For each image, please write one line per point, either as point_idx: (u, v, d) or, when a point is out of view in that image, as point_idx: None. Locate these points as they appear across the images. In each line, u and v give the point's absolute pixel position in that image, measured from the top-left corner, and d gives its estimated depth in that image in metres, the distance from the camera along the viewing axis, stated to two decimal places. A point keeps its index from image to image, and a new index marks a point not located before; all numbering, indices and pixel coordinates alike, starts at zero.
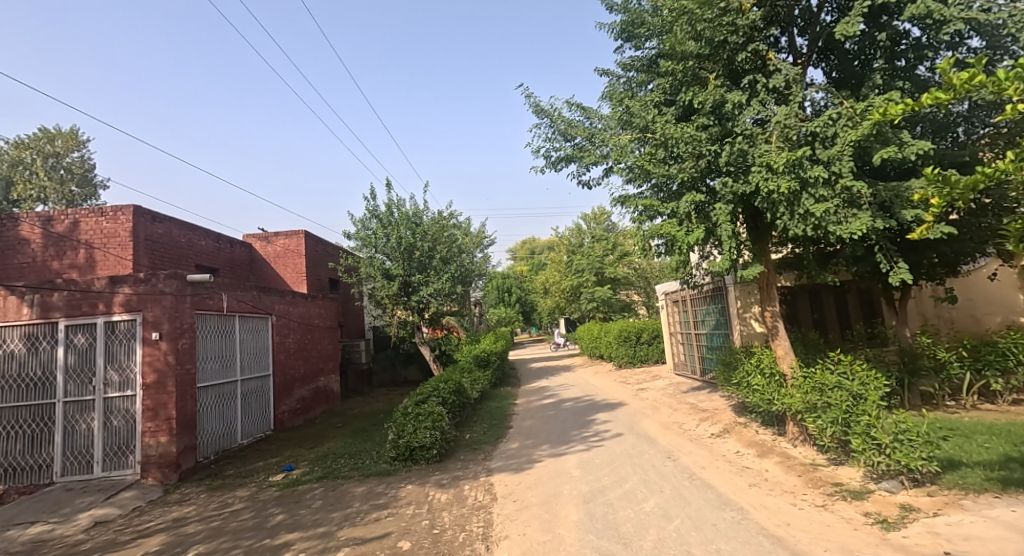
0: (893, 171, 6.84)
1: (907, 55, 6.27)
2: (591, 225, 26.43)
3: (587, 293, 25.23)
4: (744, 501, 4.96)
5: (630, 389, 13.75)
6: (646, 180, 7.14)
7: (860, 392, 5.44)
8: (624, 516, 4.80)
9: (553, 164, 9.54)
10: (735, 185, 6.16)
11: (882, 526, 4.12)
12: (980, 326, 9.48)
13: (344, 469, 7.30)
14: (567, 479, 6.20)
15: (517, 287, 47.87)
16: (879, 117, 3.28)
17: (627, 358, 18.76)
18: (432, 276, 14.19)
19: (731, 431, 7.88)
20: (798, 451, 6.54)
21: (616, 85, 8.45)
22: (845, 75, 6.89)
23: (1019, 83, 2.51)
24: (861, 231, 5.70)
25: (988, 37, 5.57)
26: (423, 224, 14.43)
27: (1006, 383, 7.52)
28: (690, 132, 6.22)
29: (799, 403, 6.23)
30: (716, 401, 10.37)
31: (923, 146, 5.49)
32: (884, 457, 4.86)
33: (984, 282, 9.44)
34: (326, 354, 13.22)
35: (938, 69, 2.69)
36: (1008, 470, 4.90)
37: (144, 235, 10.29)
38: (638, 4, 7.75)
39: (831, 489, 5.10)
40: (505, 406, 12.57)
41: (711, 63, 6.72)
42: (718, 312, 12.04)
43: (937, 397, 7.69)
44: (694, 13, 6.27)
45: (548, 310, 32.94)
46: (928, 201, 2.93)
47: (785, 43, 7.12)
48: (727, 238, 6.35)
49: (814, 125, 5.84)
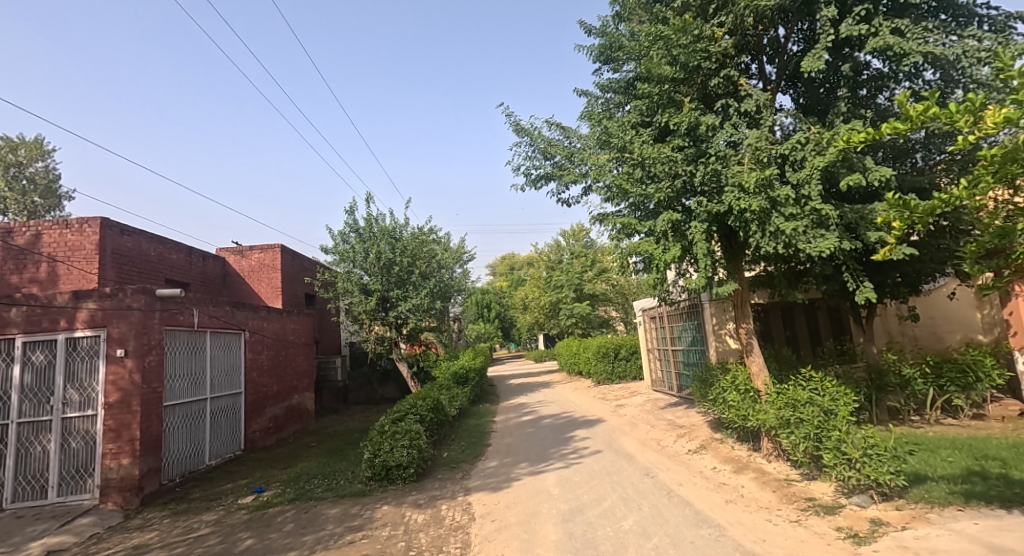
0: (858, 194, 7.13)
1: (869, 85, 6.59)
2: (570, 242, 26.64)
3: (566, 309, 25.36)
4: (721, 518, 4.98)
5: (608, 405, 13.77)
6: (624, 199, 7.27)
7: (830, 408, 5.57)
8: (603, 534, 4.77)
9: (532, 181, 9.64)
10: (709, 205, 6.31)
11: (853, 541, 4.18)
12: (941, 343, 9.86)
13: (317, 490, 7.10)
14: (546, 498, 6.15)
15: (496, 302, 47.79)
16: (843, 144, 3.42)
17: (605, 375, 18.82)
18: (410, 292, 14.08)
19: (708, 447, 7.96)
20: (773, 466, 6.63)
21: (594, 106, 8.63)
22: (812, 102, 7.18)
23: (971, 116, 2.65)
24: (829, 250, 5.88)
25: (943, 70, 5.88)
26: (403, 240, 14.36)
27: (967, 398, 7.78)
28: (666, 153, 6.38)
29: (772, 418, 6.33)
30: (693, 417, 10.46)
31: (885, 172, 5.73)
32: (854, 471, 4.96)
33: (944, 300, 9.82)
34: (301, 371, 12.94)
35: (896, 101, 2.83)
36: (971, 484, 5.05)
37: (111, 249, 9.98)
38: (616, 29, 7.99)
39: (805, 504, 5.17)
40: (484, 423, 12.45)
41: (685, 87, 6.93)
42: (694, 328, 12.21)
43: (903, 412, 7.91)
44: (670, 38, 6.47)
45: (528, 326, 32.95)
46: (891, 225, 3.05)
47: (755, 70, 7.41)
48: (702, 255, 6.49)
49: (783, 148, 6.06)
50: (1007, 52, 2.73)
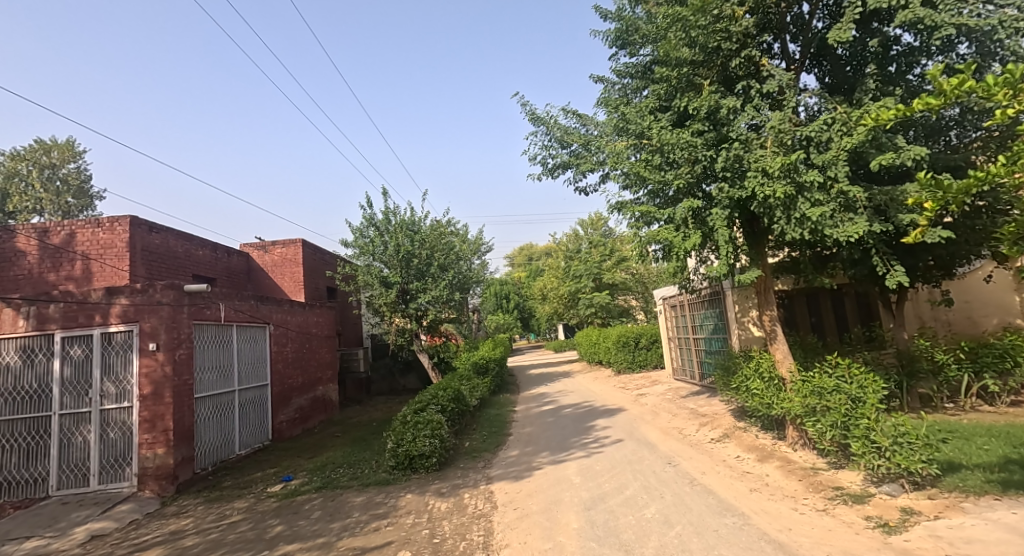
0: (888, 175, 6.89)
1: (899, 61, 6.33)
2: (589, 231, 26.50)
3: (585, 298, 25.31)
4: (745, 506, 4.94)
5: (630, 394, 13.72)
6: (642, 186, 7.20)
7: (858, 395, 5.43)
8: (625, 523, 4.77)
9: (549, 170, 9.58)
10: (731, 190, 6.21)
11: (883, 530, 4.11)
12: (976, 327, 9.52)
13: (343, 478, 7.25)
14: (568, 487, 6.17)
15: (515, 293, 47.83)
16: (871, 122, 3.30)
17: (626, 364, 18.72)
18: (429, 284, 14.17)
19: (731, 436, 7.88)
20: (798, 455, 6.54)
21: (611, 92, 8.51)
22: (837, 80, 6.94)
23: (1009, 88, 2.52)
24: (858, 234, 5.71)
25: (978, 42, 5.60)
26: (421, 232, 14.43)
27: (1003, 384, 7.55)
28: (685, 139, 6.27)
29: (797, 407, 6.22)
30: (715, 406, 10.36)
31: (918, 151, 5.54)
32: (884, 460, 4.87)
33: (980, 284, 9.48)
34: (325, 363, 13.20)
35: (929, 76, 2.71)
36: (1008, 472, 4.89)
37: (141, 246, 10.27)
38: (633, 12, 7.84)
39: (832, 493, 5.09)
40: (504, 413, 12.53)
41: (705, 69, 6.78)
42: (716, 316, 12.05)
43: (936, 399, 7.70)
44: (688, 19, 6.29)
45: (547, 316, 32.95)
46: (923, 205, 2.92)
47: (778, 49, 7.19)
48: (724, 243, 6.39)
49: (808, 130, 5.86)
50: None
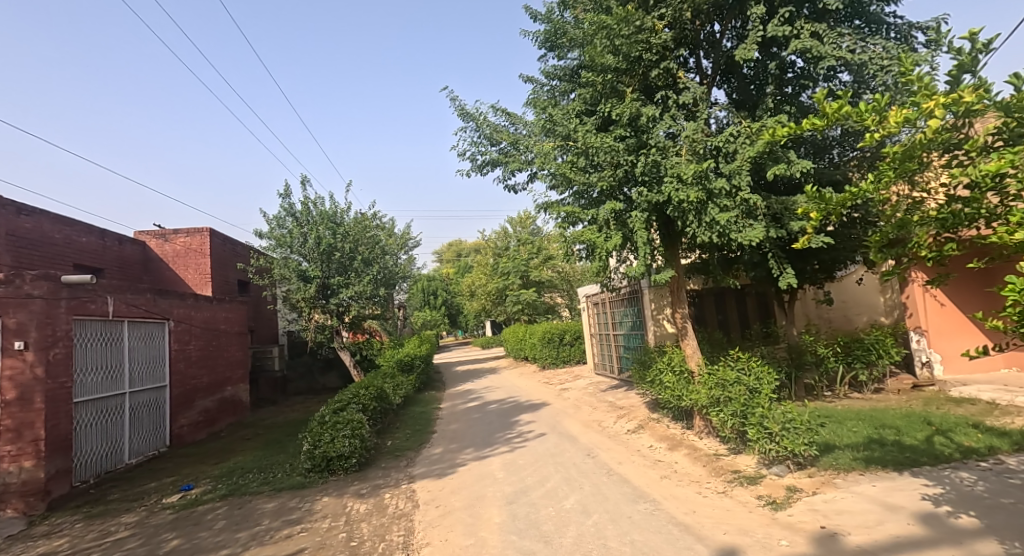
0: (783, 186, 7.61)
1: (794, 83, 6.96)
2: (517, 229, 26.97)
3: (512, 295, 25.64)
4: (656, 493, 5.25)
5: (553, 389, 14.09)
6: (568, 187, 7.45)
7: (755, 387, 5.95)
8: (545, 514, 4.90)
9: (478, 167, 9.56)
10: (650, 195, 6.55)
11: (771, 507, 4.55)
12: (851, 323, 10.77)
13: (252, 484, 6.82)
14: (491, 482, 6.22)
15: (443, 289, 47.38)
16: (769, 139, 3.58)
17: (550, 360, 19.16)
18: (352, 278, 13.63)
19: (645, 427, 8.33)
20: (703, 443, 7.05)
21: (540, 93, 8.65)
22: (744, 97, 7.52)
23: (876, 115, 2.79)
24: (757, 239, 6.24)
25: (855, 73, 6.31)
26: (344, 224, 13.86)
27: (870, 374, 8.62)
28: (608, 143, 6.53)
29: (703, 398, 6.68)
30: (632, 399, 10.90)
31: (807, 165, 6.14)
32: (774, 444, 5.38)
33: (854, 286, 10.73)
34: (235, 362, 12.30)
35: (815, 99, 3.00)
36: (871, 450, 5.59)
37: (7, 230, 9.04)
38: (561, 16, 8.03)
39: (730, 476, 5.54)
40: (429, 410, 12.38)
41: (627, 77, 7.10)
42: (634, 314, 12.65)
43: (818, 388, 8.65)
44: (613, 28, 6.53)
45: (474, 313, 32.95)
46: (809, 215, 3.21)
47: (693, 64, 7.66)
48: (642, 244, 6.74)
49: (717, 141, 6.30)
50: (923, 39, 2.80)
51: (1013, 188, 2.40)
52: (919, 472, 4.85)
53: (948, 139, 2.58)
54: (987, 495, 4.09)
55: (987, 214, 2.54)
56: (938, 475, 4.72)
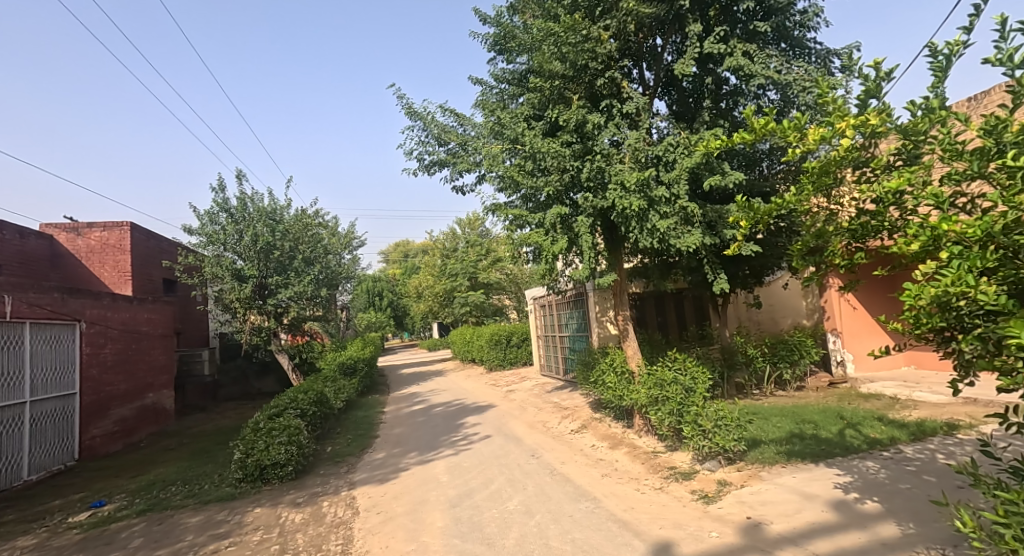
0: (718, 195, 8.02)
1: (728, 98, 7.36)
2: (466, 231, 26.90)
3: (460, 297, 25.49)
4: (597, 491, 5.38)
5: (500, 391, 14.13)
6: (516, 190, 7.52)
7: (690, 386, 6.23)
8: (489, 516, 4.90)
9: (426, 167, 9.45)
10: (594, 200, 6.72)
11: (703, 501, 4.77)
12: (777, 325, 11.50)
13: (175, 498, 6.37)
14: (435, 485, 6.14)
15: (389, 290, 46.35)
16: (704, 150, 3.76)
17: (497, 361, 19.19)
18: (291, 278, 13.05)
19: (588, 427, 8.52)
20: (642, 441, 7.29)
21: (489, 95, 8.66)
22: (683, 109, 7.87)
23: (797, 132, 2.99)
24: (694, 245, 6.53)
25: (782, 92, 6.75)
26: (283, 222, 13.28)
27: (793, 372, 9.24)
28: (555, 148, 6.65)
29: (643, 397, 6.91)
30: (576, 399, 11.11)
31: (739, 176, 6.51)
32: (707, 440, 5.65)
33: (779, 290, 11.47)
34: (158, 367, 11.46)
35: (744, 114, 3.19)
36: (793, 444, 5.99)
37: None
38: (511, 20, 8.10)
39: (667, 472, 5.77)
40: (372, 414, 12.06)
41: (574, 84, 7.25)
42: (580, 316, 12.90)
43: (747, 387, 9.17)
44: (560, 36, 6.65)
45: (421, 315, 32.48)
46: (739, 224, 3.40)
47: (636, 75, 7.93)
48: (587, 247, 6.89)
49: (658, 150, 6.55)
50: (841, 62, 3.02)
51: (910, 204, 2.65)
52: (833, 463, 5.26)
53: (858, 157, 2.81)
54: (888, 481, 4.49)
55: (890, 226, 2.78)
56: (848, 464, 5.13)
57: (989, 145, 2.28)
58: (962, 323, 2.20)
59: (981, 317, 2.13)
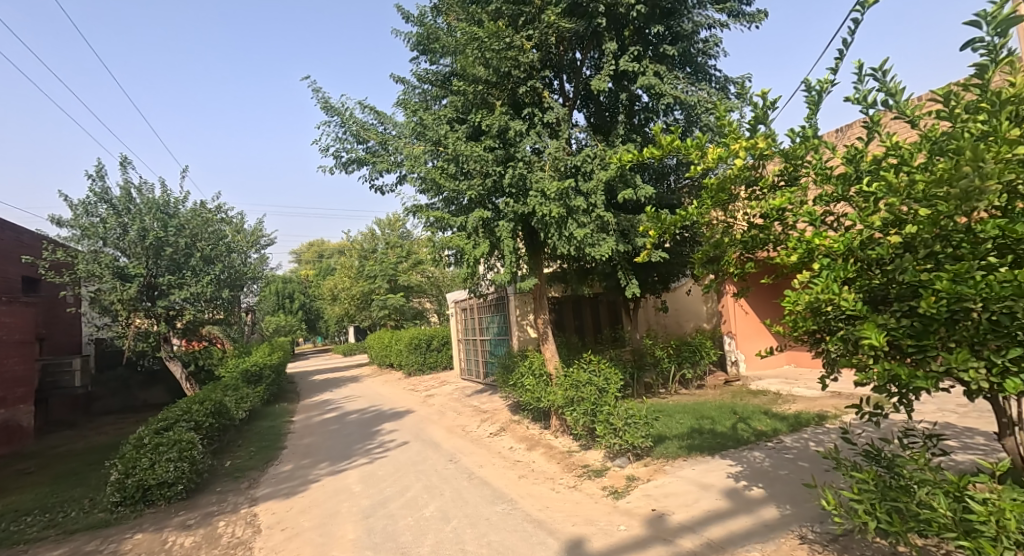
0: (631, 206, 8.48)
1: (640, 115, 7.80)
2: (385, 231, 26.19)
3: (378, 300, 24.72)
4: (514, 492, 5.45)
5: (418, 396, 13.88)
6: (438, 193, 7.47)
7: (604, 386, 6.51)
8: (403, 525, 4.79)
9: (343, 165, 9.08)
10: (516, 206, 6.83)
11: (613, 496, 5.01)
12: (681, 328, 12.35)
13: (34, 529, 5.57)
14: (347, 496, 5.90)
15: (300, 292, 43.89)
16: (619, 161, 3.96)
17: (416, 366, 18.81)
18: (188, 278, 11.93)
19: (507, 429, 8.61)
20: (558, 441, 7.50)
21: (411, 95, 8.52)
22: (600, 122, 8.25)
23: (698, 150, 3.25)
24: (609, 253, 6.83)
25: (687, 112, 7.29)
26: (179, 216, 12.12)
27: (695, 372, 9.97)
28: (478, 153, 6.68)
29: (560, 398, 7.11)
30: (495, 402, 11.18)
31: (650, 190, 6.92)
32: (618, 438, 5.94)
33: (684, 296, 12.33)
34: (14, 378, 9.94)
35: (653, 131, 3.42)
36: (693, 438, 6.46)
37: None
38: (434, 21, 8.05)
39: (581, 471, 5.99)
40: (279, 424, 11.32)
41: (497, 90, 7.34)
42: (500, 320, 13.02)
43: (655, 386, 9.76)
44: (484, 41, 6.65)
45: (336, 318, 31.06)
46: (649, 233, 3.62)
47: (557, 86, 8.19)
48: (508, 252, 6.99)
49: (577, 160, 6.79)
50: (738, 88, 3.31)
51: (791, 220, 2.98)
52: (726, 455, 5.75)
53: (749, 176, 3.11)
54: (771, 469, 5.00)
55: (773, 240, 3.09)
56: (739, 455, 5.64)
57: (851, 171, 2.69)
58: (829, 326, 2.51)
59: (843, 321, 2.44)
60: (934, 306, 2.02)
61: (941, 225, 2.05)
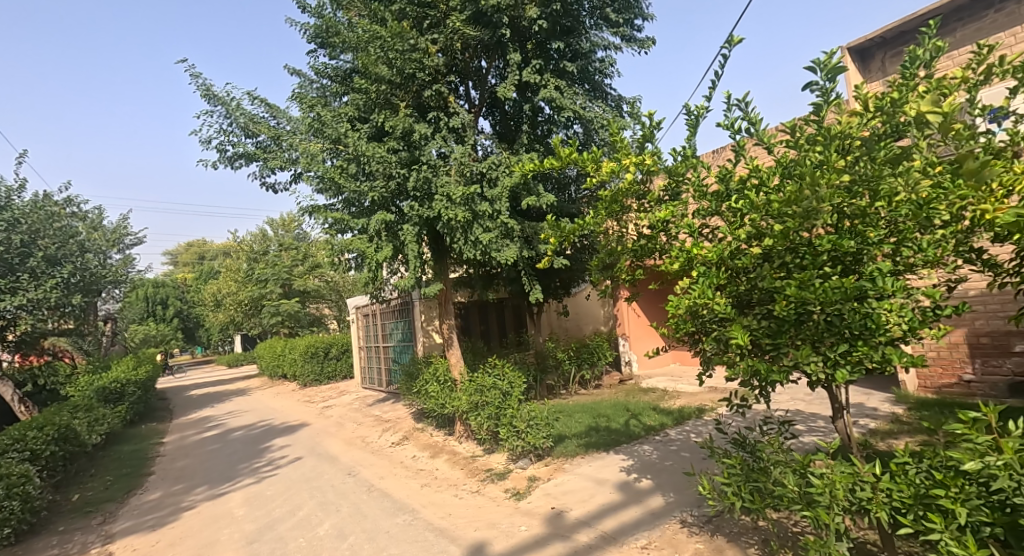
0: (534, 213, 8.73)
1: (543, 126, 8.07)
2: (279, 232, 24.41)
3: (270, 306, 22.92)
4: (416, 502, 5.34)
5: (315, 407, 13.07)
6: (337, 193, 7.14)
7: (507, 390, 6.61)
8: (294, 547, 4.48)
9: (228, 159, 8.32)
10: (420, 209, 6.72)
11: (515, 498, 5.10)
12: (581, 331, 12.93)
13: None
14: (229, 522, 5.38)
15: (175, 298, 39.36)
16: (522, 170, 4.07)
17: (312, 376, 17.74)
18: (25, 282, 10.14)
19: (410, 438, 8.41)
20: (462, 446, 7.47)
21: (307, 89, 8.06)
22: (505, 130, 8.41)
23: (594, 163, 3.45)
24: (513, 259, 6.97)
25: (586, 127, 7.68)
26: (15, 209, 10.29)
27: (593, 373, 10.50)
28: (381, 154, 6.49)
29: (464, 403, 7.10)
30: (398, 411, 10.87)
31: (552, 198, 7.18)
32: (520, 440, 6.07)
33: (584, 300, 12.93)
34: None
35: (553, 143, 3.56)
36: (591, 436, 6.79)
37: None
38: (333, 14, 7.70)
39: (484, 475, 6.02)
40: (146, 447, 10.02)
41: (401, 92, 7.19)
42: (404, 325, 12.70)
43: (556, 388, 10.11)
44: (387, 41, 6.49)
45: (220, 326, 28.28)
46: (549, 240, 3.76)
47: (463, 91, 8.22)
48: (413, 257, 6.85)
49: (482, 167, 6.85)
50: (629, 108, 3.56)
51: (673, 232, 3.25)
52: (620, 450, 6.12)
53: (638, 191, 3.35)
54: (658, 460, 5.41)
55: (659, 249, 3.36)
56: (631, 450, 6.04)
57: (722, 189, 3.02)
58: (705, 328, 2.78)
59: (717, 323, 2.72)
60: (786, 309, 2.34)
61: (790, 239, 2.37)
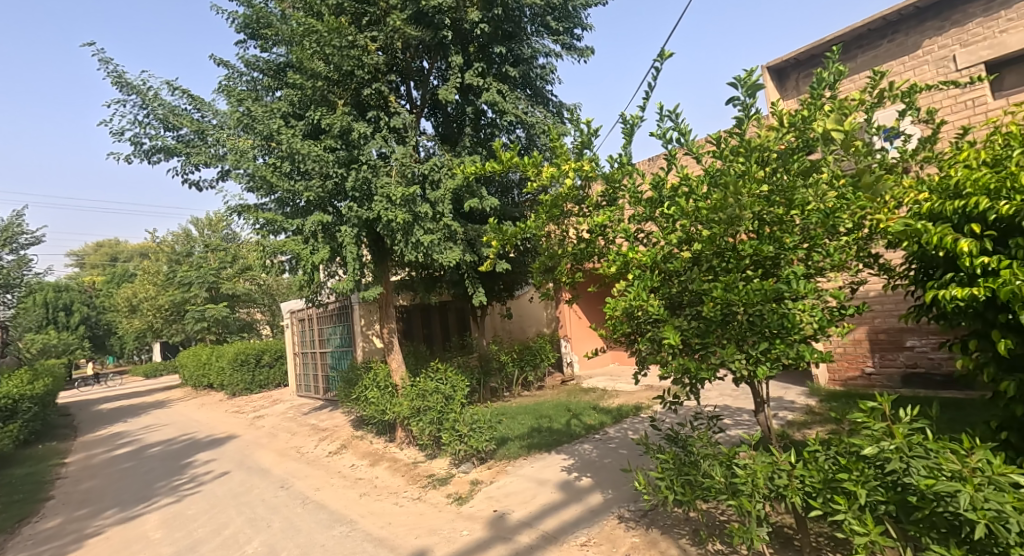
0: (478, 216, 8.71)
1: (486, 129, 8.08)
2: (205, 232, 22.89)
3: (194, 311, 21.43)
4: (353, 513, 5.17)
5: (245, 418, 12.35)
6: (269, 192, 6.81)
7: (450, 394, 6.55)
8: None
9: (145, 154, 7.73)
10: (359, 211, 6.54)
11: (457, 503, 5.06)
12: (524, 333, 13.04)
13: None
14: (144, 546, 4.97)
15: (83, 303, 35.87)
16: (464, 173, 4.06)
17: (242, 385, 16.74)
18: None
19: (348, 446, 8.13)
20: (403, 453, 7.32)
21: (236, 81, 7.64)
22: (447, 132, 8.35)
23: (535, 167, 3.50)
24: (455, 261, 6.92)
25: (528, 132, 7.77)
26: None
27: (535, 374, 10.61)
28: (317, 152, 6.26)
29: (405, 409, 6.96)
30: (335, 419, 10.48)
31: (495, 201, 7.20)
32: (463, 444, 6.03)
33: (527, 303, 13.05)
34: None
35: (495, 146, 3.58)
36: (533, 437, 6.86)
37: None
38: (264, 5, 7.35)
39: (426, 481, 5.92)
40: (46, 469, 9.06)
41: (339, 89, 6.97)
42: (343, 330, 12.28)
43: (499, 390, 10.13)
44: (323, 35, 6.28)
45: (136, 333, 26.09)
46: (491, 243, 3.77)
47: (404, 91, 8.08)
48: (351, 259, 6.65)
49: (424, 168, 6.76)
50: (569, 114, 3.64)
51: (611, 236, 3.36)
52: (562, 450, 6.22)
53: (578, 196, 3.44)
54: (598, 458, 5.55)
55: (598, 253, 3.45)
56: (572, 449, 6.16)
57: (656, 196, 3.15)
58: (640, 328, 2.90)
59: (651, 324, 2.84)
60: (712, 310, 2.48)
61: (716, 244, 2.52)
